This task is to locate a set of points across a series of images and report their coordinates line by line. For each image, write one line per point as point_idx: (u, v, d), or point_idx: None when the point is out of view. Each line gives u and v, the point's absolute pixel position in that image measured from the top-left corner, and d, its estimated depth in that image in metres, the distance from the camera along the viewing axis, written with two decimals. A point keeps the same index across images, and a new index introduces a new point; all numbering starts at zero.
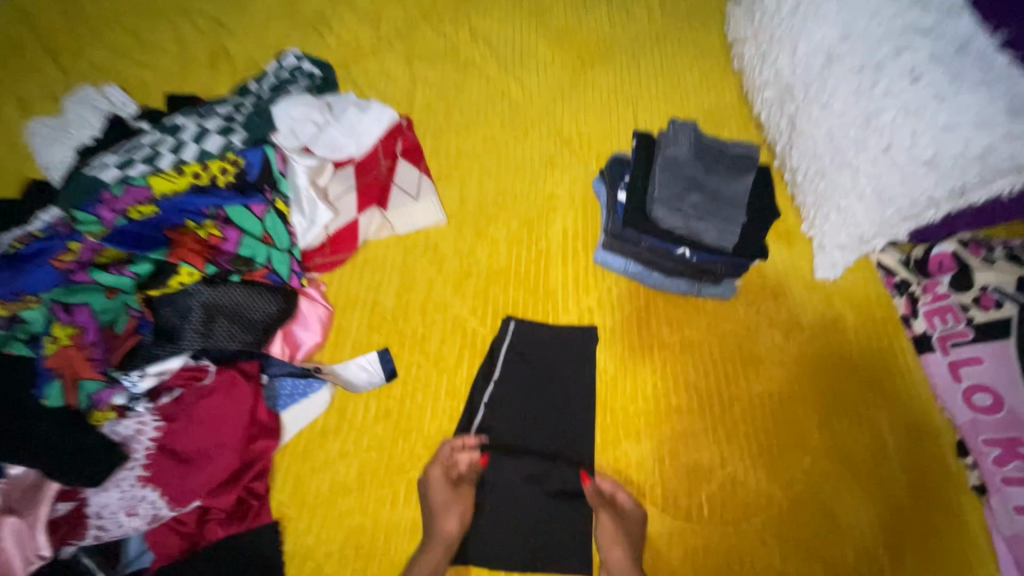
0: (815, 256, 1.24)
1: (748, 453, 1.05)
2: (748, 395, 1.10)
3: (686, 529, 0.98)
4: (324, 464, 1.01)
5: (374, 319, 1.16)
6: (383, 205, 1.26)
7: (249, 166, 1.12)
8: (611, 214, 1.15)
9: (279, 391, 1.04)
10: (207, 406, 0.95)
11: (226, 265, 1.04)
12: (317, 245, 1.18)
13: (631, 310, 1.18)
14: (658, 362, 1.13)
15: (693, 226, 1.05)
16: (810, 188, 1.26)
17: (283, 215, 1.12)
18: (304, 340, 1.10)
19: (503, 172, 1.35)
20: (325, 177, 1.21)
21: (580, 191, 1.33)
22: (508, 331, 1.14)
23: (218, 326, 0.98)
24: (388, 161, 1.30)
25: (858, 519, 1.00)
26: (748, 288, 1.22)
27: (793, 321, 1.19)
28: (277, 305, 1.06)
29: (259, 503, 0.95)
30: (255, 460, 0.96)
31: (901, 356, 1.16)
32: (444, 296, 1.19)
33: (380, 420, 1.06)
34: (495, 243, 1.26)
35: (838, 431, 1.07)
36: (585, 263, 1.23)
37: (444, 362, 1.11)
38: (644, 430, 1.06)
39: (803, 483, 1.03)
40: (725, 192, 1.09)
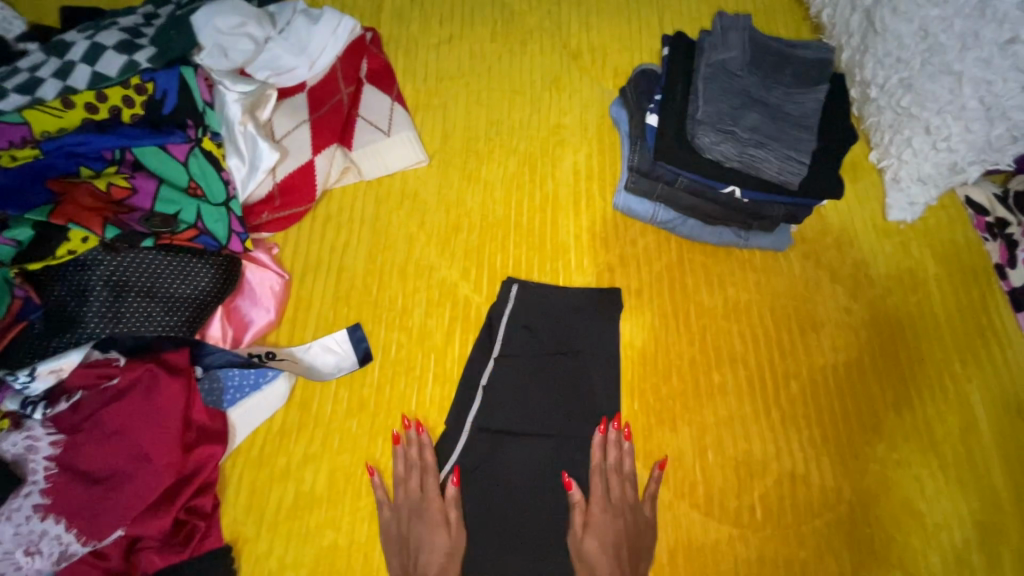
0: (886, 191, 1.00)
1: (810, 440, 0.85)
2: (808, 368, 0.89)
3: (737, 536, 0.79)
4: (285, 472, 0.81)
5: (341, 287, 0.92)
6: (347, 143, 1.00)
7: (162, 94, 0.86)
8: (638, 142, 0.89)
9: (225, 383, 0.82)
10: (120, 411, 0.73)
11: (137, 227, 0.79)
12: (263, 196, 0.93)
13: (661, 267, 0.95)
14: (696, 331, 0.91)
15: (750, 154, 0.80)
16: (885, 105, 0.98)
17: (213, 157, 0.87)
18: (254, 319, 0.88)
19: (497, 98, 1.08)
20: (268, 109, 0.93)
21: (594, 119, 1.06)
22: (510, 297, 0.91)
23: (130, 307, 0.76)
24: (352, 86, 1.02)
25: (947, 517, 0.81)
26: (804, 236, 0.98)
27: (861, 275, 0.96)
28: (211, 276, 0.84)
29: (206, 523, 0.76)
30: (196, 471, 0.77)
31: (997, 313, 0.93)
32: (428, 256, 0.95)
33: (354, 414, 0.85)
34: (489, 188, 1.01)
35: (918, 410, 0.87)
36: (603, 211, 0.99)
37: (431, 339, 0.90)
38: (680, 416, 0.86)
39: (877, 475, 0.83)
40: (791, 109, 0.83)
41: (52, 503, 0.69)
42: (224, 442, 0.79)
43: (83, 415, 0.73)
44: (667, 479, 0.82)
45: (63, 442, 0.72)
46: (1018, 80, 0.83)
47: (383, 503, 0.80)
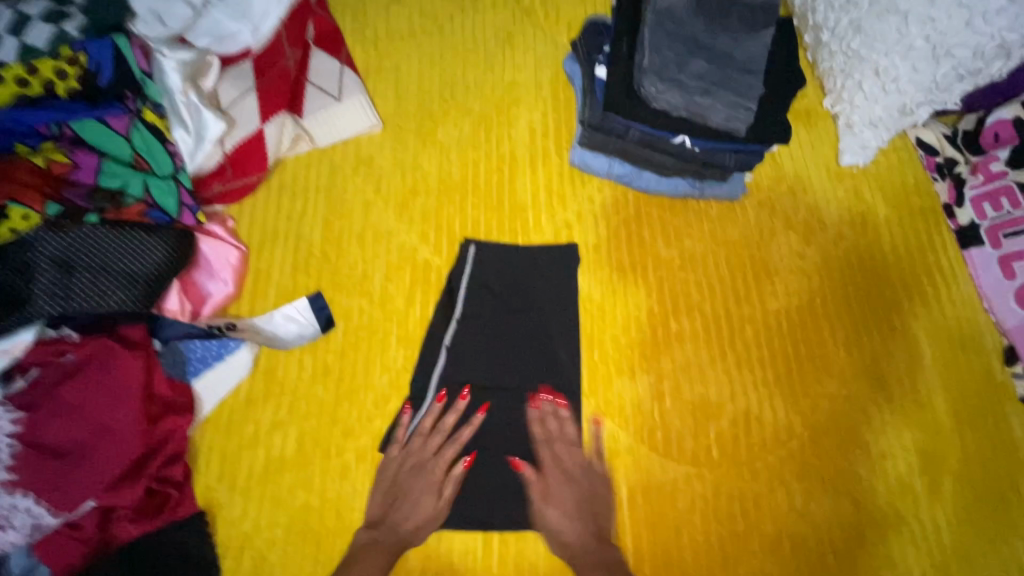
0: (840, 136, 1.01)
1: (763, 381, 0.88)
2: (763, 313, 0.92)
3: (694, 475, 0.83)
4: (254, 440, 0.83)
5: (299, 257, 0.92)
6: (296, 110, 0.98)
7: (96, 65, 0.81)
8: (588, 94, 0.88)
9: (188, 356, 0.83)
10: (78, 388, 0.73)
11: (81, 202, 0.80)
12: (214, 168, 0.91)
13: (618, 222, 0.96)
14: (653, 282, 0.93)
15: (697, 103, 0.81)
16: (837, 49, 0.98)
17: (157, 129, 0.86)
18: (212, 292, 0.88)
19: (450, 58, 1.06)
20: (212, 78, 0.90)
21: (549, 75, 1.05)
22: (468, 258, 0.91)
23: (80, 285, 0.75)
24: (299, 50, 0.99)
25: (891, 446, 0.85)
26: (759, 184, 1.00)
27: (814, 220, 0.97)
28: (164, 251, 0.82)
29: (178, 492, 0.78)
30: (164, 442, 0.78)
31: (944, 253, 0.96)
32: (385, 221, 0.95)
33: (319, 380, 0.86)
34: (445, 151, 1.00)
35: (868, 347, 0.90)
36: (559, 168, 0.99)
37: (392, 303, 0.90)
38: (638, 364, 0.88)
39: (827, 411, 0.87)
40: (738, 54, 0.82)
41: (18, 479, 0.70)
42: (191, 414, 0.81)
43: (40, 393, 0.73)
44: (627, 425, 0.85)
45: (25, 420, 0.71)
46: (960, 17, 0.85)
47: (352, 469, 0.82)
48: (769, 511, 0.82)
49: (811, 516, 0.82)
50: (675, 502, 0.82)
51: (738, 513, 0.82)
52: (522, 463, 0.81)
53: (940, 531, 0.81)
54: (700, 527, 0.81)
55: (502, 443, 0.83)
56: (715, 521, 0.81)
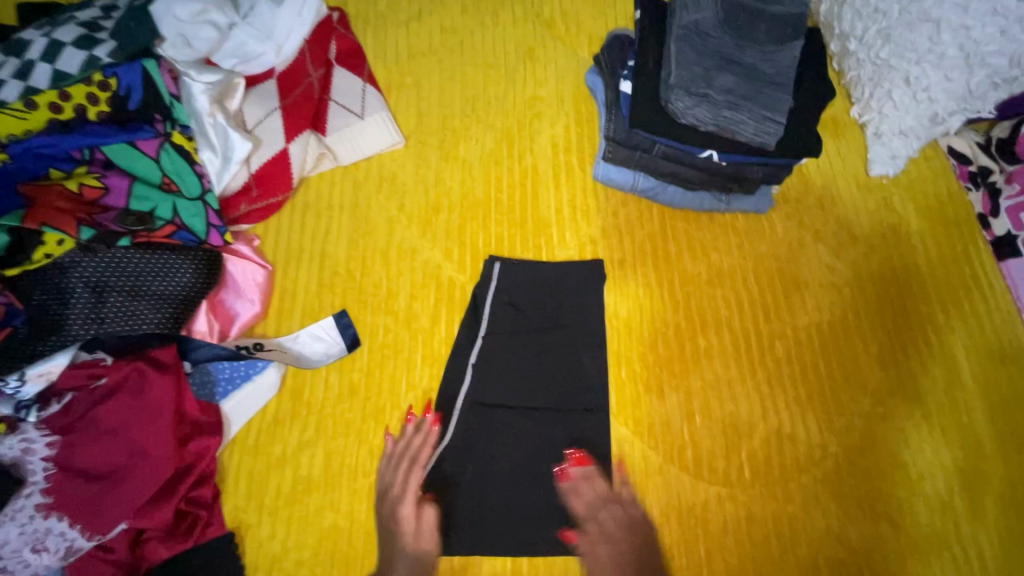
0: (868, 146, 0.99)
1: (795, 399, 0.86)
2: (793, 329, 0.90)
3: (726, 496, 0.81)
4: (282, 459, 0.83)
5: (324, 275, 0.93)
6: (320, 129, 0.99)
7: (126, 89, 0.83)
8: (613, 109, 0.88)
9: (217, 376, 0.83)
10: (112, 411, 0.74)
11: (112, 226, 0.78)
12: (239, 187, 0.92)
13: (643, 236, 0.95)
14: (680, 298, 0.91)
15: (725, 116, 0.79)
16: (865, 58, 0.96)
17: (185, 151, 0.86)
18: (240, 312, 0.89)
19: (471, 73, 1.06)
20: (237, 99, 0.91)
21: (570, 89, 1.04)
22: (493, 275, 0.91)
23: (112, 307, 0.76)
24: (321, 69, 1.01)
25: (930, 465, 0.83)
26: (786, 196, 0.98)
27: (844, 233, 0.96)
28: (194, 271, 0.84)
29: (207, 512, 0.78)
30: (193, 463, 0.79)
31: (980, 265, 0.93)
32: (409, 239, 0.95)
33: (345, 399, 0.86)
34: (468, 166, 1.00)
35: (903, 363, 0.88)
36: (582, 183, 0.98)
37: (417, 321, 0.90)
38: (667, 381, 0.87)
39: (862, 429, 0.85)
40: (766, 67, 0.81)
41: (53, 501, 0.70)
42: (219, 434, 0.81)
43: (75, 416, 0.74)
44: (656, 445, 0.84)
45: (59, 443, 0.73)
46: (994, 25, 0.86)
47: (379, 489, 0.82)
48: (804, 533, 0.80)
49: (848, 539, 0.80)
50: (707, 523, 0.80)
51: (773, 535, 0.80)
52: (573, 537, 0.78)
53: (985, 554, 0.79)
54: (733, 549, 0.79)
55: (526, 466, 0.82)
56: (748, 543, 0.79)
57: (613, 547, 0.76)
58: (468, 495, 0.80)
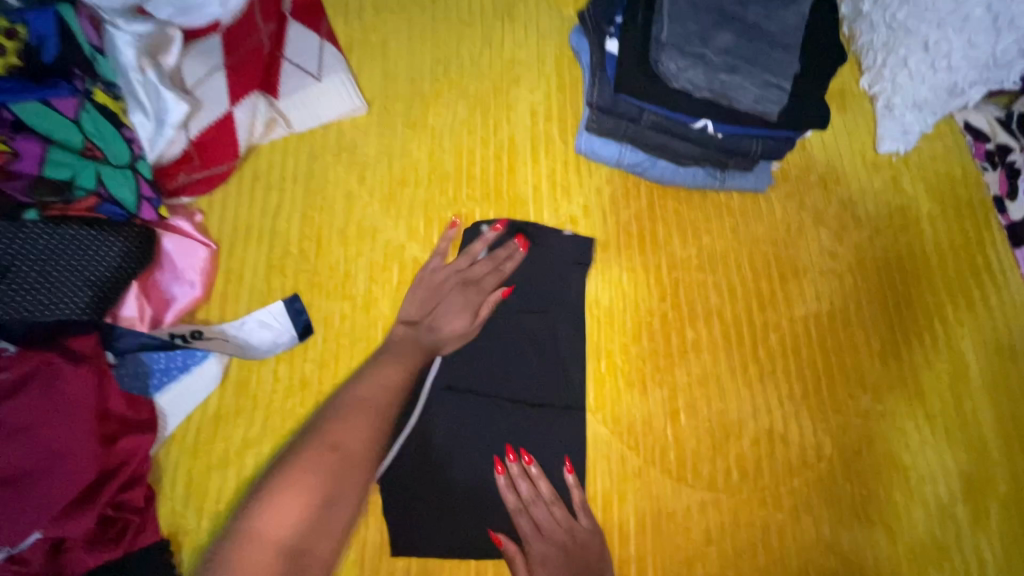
0: (877, 121, 0.90)
1: (788, 396, 0.79)
2: (788, 320, 0.82)
3: (711, 501, 0.74)
4: (224, 459, 0.75)
5: (274, 255, 0.83)
6: (272, 91, 0.88)
7: (38, 39, 0.72)
8: (597, 72, 0.78)
9: (151, 366, 0.75)
10: (18, 408, 0.64)
11: (20, 197, 0.70)
12: (178, 155, 0.82)
13: (629, 216, 0.86)
14: (668, 285, 0.83)
15: (722, 81, 0.70)
16: (879, 21, 0.87)
17: (111, 114, 0.76)
18: (177, 295, 0.80)
19: (443, 31, 0.95)
20: (173, 53, 0.78)
21: (552, 51, 0.94)
22: (476, 251, 0.82)
23: (19, 290, 0.67)
24: (273, 23, 0.89)
25: (931, 469, 0.77)
26: (786, 174, 0.89)
27: (848, 215, 0.87)
28: (122, 249, 0.73)
29: (139, 517, 0.70)
30: (120, 465, 0.70)
31: (993, 252, 0.86)
32: (371, 216, 0.86)
33: (295, 393, 0.78)
34: (437, 136, 0.90)
35: (906, 358, 0.81)
36: (563, 156, 0.88)
37: (377, 308, 0.81)
38: (650, 376, 0.79)
39: (859, 429, 0.78)
40: (770, 25, 0.71)
41: None
42: (152, 432, 0.73)
43: None
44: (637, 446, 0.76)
45: None
46: None
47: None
48: (794, 542, 0.74)
49: (841, 548, 0.74)
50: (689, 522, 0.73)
51: (761, 543, 0.73)
52: (501, 540, 0.71)
53: (986, 564, 0.73)
54: (718, 558, 0.73)
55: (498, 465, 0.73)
56: (734, 552, 0.73)
57: (547, 549, 0.69)
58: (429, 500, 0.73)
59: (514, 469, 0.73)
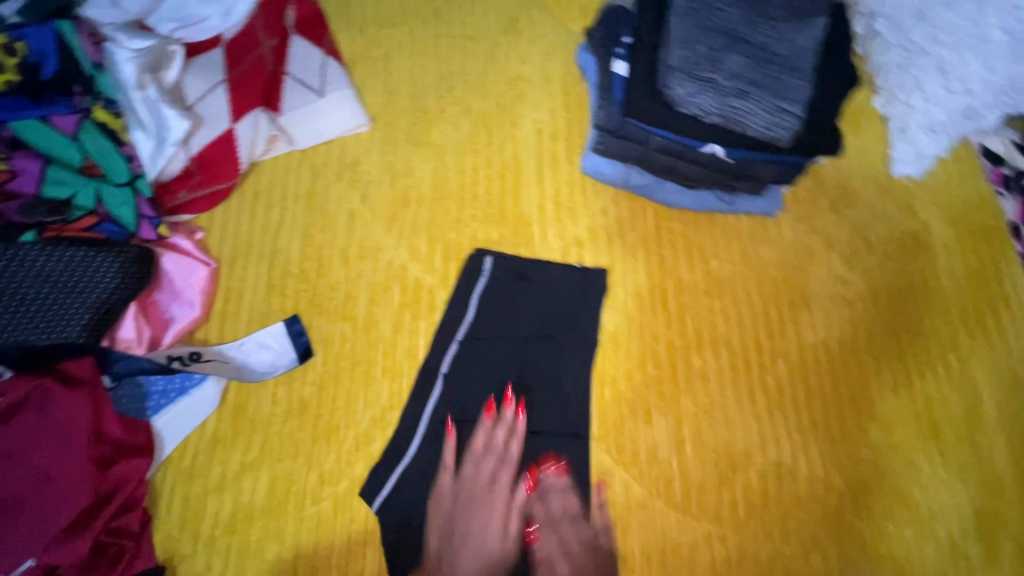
0: (892, 143, 0.89)
1: (796, 427, 0.77)
2: (797, 348, 0.81)
3: (716, 534, 0.73)
4: (222, 483, 0.74)
5: (275, 275, 0.82)
6: (273, 107, 0.87)
7: (37, 55, 0.70)
8: (604, 92, 0.76)
9: (149, 388, 0.74)
10: (13, 432, 0.64)
11: (17, 218, 0.69)
12: (178, 172, 0.81)
13: (635, 238, 0.84)
14: (674, 310, 0.82)
15: (732, 107, 0.68)
16: (895, 41, 0.85)
17: (109, 130, 0.75)
18: (176, 316, 0.79)
19: (448, 46, 0.94)
20: (174, 69, 0.78)
21: (559, 68, 0.92)
22: (482, 272, 0.81)
23: (14, 313, 0.66)
24: (275, 38, 0.87)
25: (943, 505, 0.75)
26: (797, 197, 0.88)
27: (859, 240, 0.86)
28: (120, 270, 0.72)
29: (134, 543, 0.69)
30: (114, 491, 0.69)
31: (1007, 281, 0.84)
32: (373, 235, 0.84)
33: (294, 417, 0.76)
34: (441, 154, 0.88)
35: (917, 389, 0.79)
36: (569, 176, 0.87)
37: (378, 330, 0.80)
38: (655, 404, 0.78)
39: (869, 462, 0.76)
40: (783, 48, 0.69)
41: None
42: (149, 456, 0.71)
43: None
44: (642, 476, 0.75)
45: None
46: None
47: (331, 518, 0.73)
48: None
49: None
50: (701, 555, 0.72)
51: None
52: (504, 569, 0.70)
53: None
54: None
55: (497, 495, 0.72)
56: None
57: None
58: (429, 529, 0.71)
59: (523, 496, 0.73)
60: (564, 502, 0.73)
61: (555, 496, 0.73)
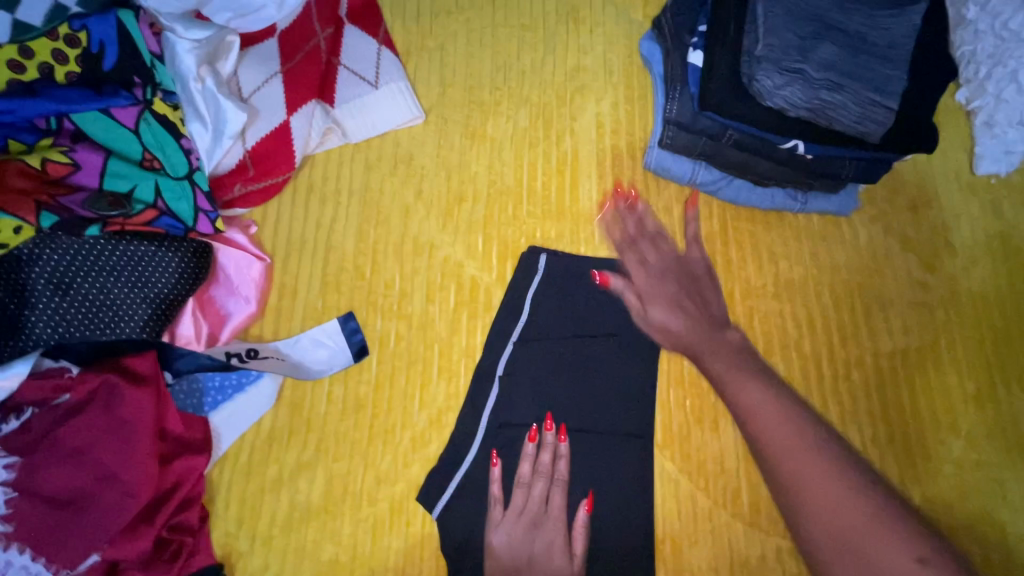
0: (975, 137, 0.83)
1: (872, 439, 0.73)
2: (874, 356, 0.76)
3: (788, 549, 0.70)
4: (278, 482, 0.73)
5: (329, 271, 0.81)
6: (328, 99, 0.85)
7: (99, 46, 0.70)
8: (677, 85, 0.73)
9: (206, 385, 0.74)
10: (80, 427, 0.64)
11: (81, 211, 0.67)
12: (234, 166, 0.80)
13: (700, 238, 0.81)
14: (742, 313, 0.78)
15: (823, 99, 0.64)
16: (985, 29, 0.82)
17: (169, 123, 0.74)
18: (232, 312, 0.78)
19: (504, 36, 0.91)
20: (230, 61, 0.77)
21: (619, 59, 0.89)
22: (539, 269, 0.79)
23: (80, 307, 0.66)
24: (329, 28, 0.86)
25: None
26: (872, 196, 0.83)
27: (941, 242, 0.80)
28: (181, 265, 0.73)
29: (194, 539, 0.68)
30: (175, 487, 0.69)
31: None
32: (427, 231, 0.82)
33: (350, 416, 0.75)
34: (497, 148, 0.85)
35: (1005, 402, 0.74)
36: (631, 172, 0.83)
37: (434, 329, 0.78)
38: (722, 412, 0.74)
39: (953, 479, 0.72)
40: (876, 36, 0.65)
41: (15, 531, 0.61)
42: (207, 453, 0.71)
43: (35, 437, 0.63)
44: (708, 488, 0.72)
45: (20, 465, 0.62)
46: None
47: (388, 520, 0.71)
48: None
49: None
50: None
51: None
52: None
53: None
54: None
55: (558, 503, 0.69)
56: None
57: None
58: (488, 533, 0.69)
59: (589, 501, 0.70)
60: (626, 510, 0.71)
61: (617, 504, 0.71)
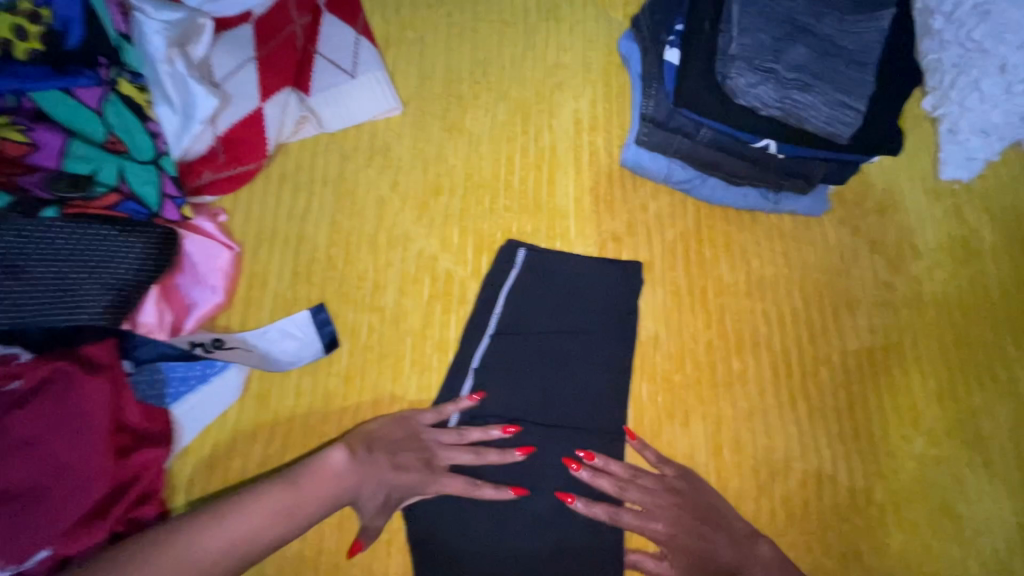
0: (939, 144, 0.86)
1: (838, 436, 0.74)
2: (841, 354, 0.78)
3: None
4: (242, 476, 0.71)
5: (301, 261, 0.79)
6: (302, 87, 0.83)
7: (63, 23, 0.67)
8: (654, 82, 0.74)
9: (168, 375, 0.71)
10: (31, 417, 0.61)
11: (41, 192, 0.65)
12: (203, 152, 0.78)
13: (675, 235, 0.81)
14: (713, 310, 0.79)
15: (794, 99, 0.65)
16: (951, 39, 0.81)
17: (135, 105, 0.72)
18: (197, 300, 0.76)
19: (484, 30, 0.91)
20: (202, 44, 0.74)
21: (599, 57, 0.89)
22: (516, 263, 0.79)
23: (33, 294, 0.63)
24: (307, 15, 0.84)
25: (989, 520, 0.72)
26: (841, 198, 0.85)
27: (905, 244, 0.83)
28: (145, 252, 0.70)
29: (151, 535, 0.66)
30: (132, 480, 0.67)
31: None
32: (402, 223, 0.81)
33: (319, 409, 0.73)
34: (475, 141, 0.85)
35: (965, 401, 0.76)
36: (607, 169, 0.84)
37: (407, 322, 0.77)
38: (694, 408, 0.75)
39: (914, 475, 0.73)
40: (846, 41, 0.67)
41: None
42: (167, 445, 0.69)
43: None
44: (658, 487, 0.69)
45: None
46: None
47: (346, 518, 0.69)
48: None
49: None
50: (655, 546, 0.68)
51: None
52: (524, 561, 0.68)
53: None
54: None
55: (514, 494, 0.69)
56: None
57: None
58: (455, 527, 0.68)
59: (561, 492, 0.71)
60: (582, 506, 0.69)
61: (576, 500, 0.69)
